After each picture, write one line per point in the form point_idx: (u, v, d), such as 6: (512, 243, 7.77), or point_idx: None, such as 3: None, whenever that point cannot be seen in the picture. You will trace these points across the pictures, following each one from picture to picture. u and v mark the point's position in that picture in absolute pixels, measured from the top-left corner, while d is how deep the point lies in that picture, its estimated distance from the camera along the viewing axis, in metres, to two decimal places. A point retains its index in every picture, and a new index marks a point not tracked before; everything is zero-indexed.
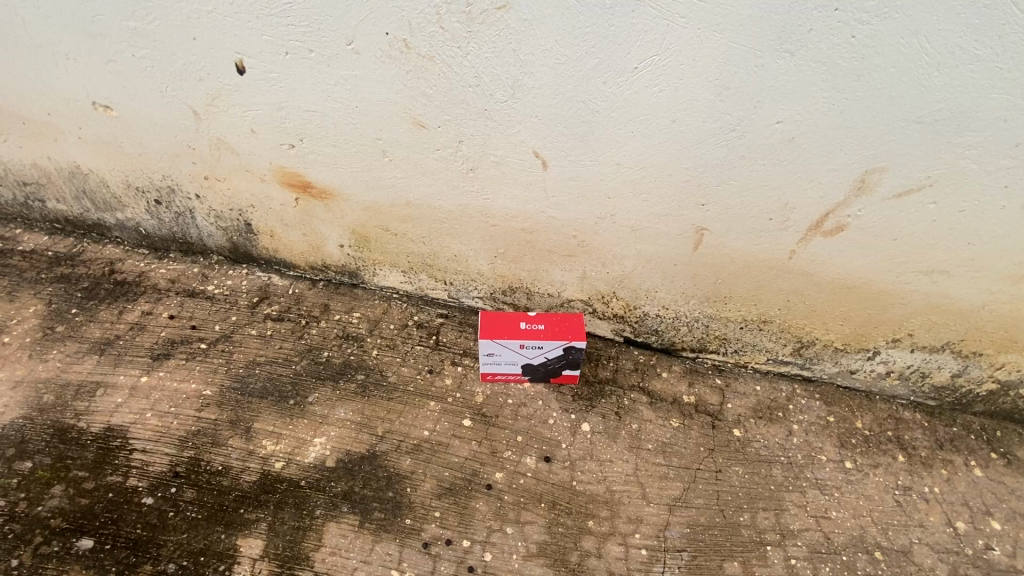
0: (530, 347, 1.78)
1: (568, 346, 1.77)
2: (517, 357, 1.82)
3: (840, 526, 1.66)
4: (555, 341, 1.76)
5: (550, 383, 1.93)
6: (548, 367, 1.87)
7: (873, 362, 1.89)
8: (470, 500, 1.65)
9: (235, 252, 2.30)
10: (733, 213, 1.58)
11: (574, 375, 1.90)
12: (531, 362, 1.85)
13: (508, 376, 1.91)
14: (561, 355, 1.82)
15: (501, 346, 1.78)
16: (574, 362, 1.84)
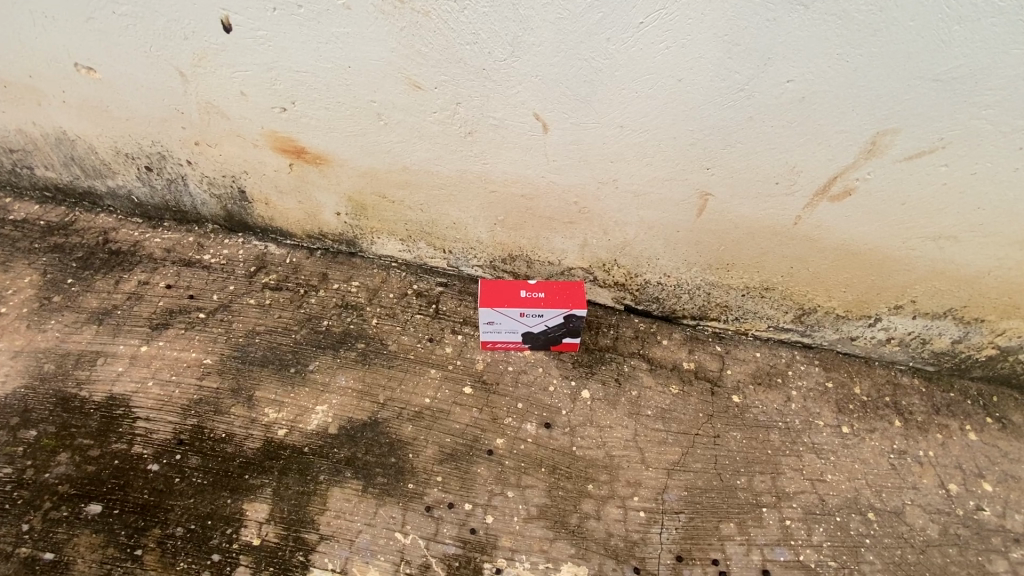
0: (530, 315, 1.77)
1: (568, 313, 1.77)
2: (516, 324, 1.82)
3: (835, 488, 1.69)
4: (554, 308, 1.75)
5: (549, 351, 1.94)
6: (548, 335, 1.86)
7: (873, 329, 1.89)
8: (472, 466, 1.67)
9: (230, 221, 2.26)
10: (738, 178, 1.54)
11: (574, 343, 1.90)
12: (531, 330, 1.84)
13: (508, 344, 1.91)
14: (561, 322, 1.81)
15: (501, 314, 1.77)
16: (574, 329, 1.84)
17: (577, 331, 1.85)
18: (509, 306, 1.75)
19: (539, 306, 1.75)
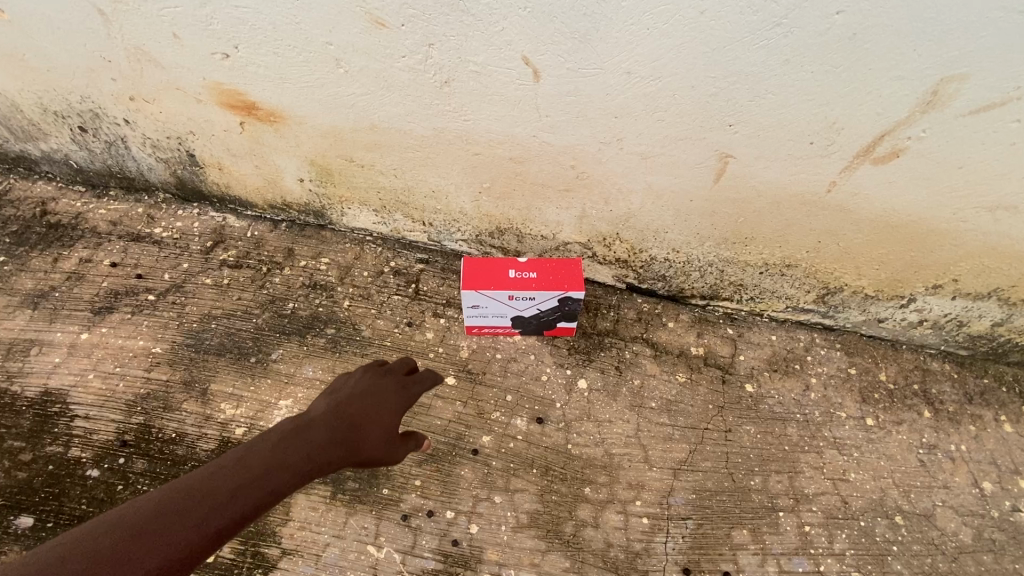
0: (519, 298, 1.55)
1: (563, 296, 1.54)
2: (504, 308, 1.60)
3: (859, 489, 1.52)
4: (547, 290, 1.53)
5: (542, 337, 1.73)
6: (541, 319, 1.65)
7: (905, 311, 1.68)
8: (454, 468, 1.49)
9: (182, 189, 2.00)
10: (766, 136, 1.29)
11: (570, 327, 1.69)
12: (521, 314, 1.63)
13: (496, 329, 1.70)
14: (555, 306, 1.59)
15: (487, 298, 1.55)
16: (570, 313, 1.62)
17: (574, 315, 1.63)
18: (495, 288, 1.52)
19: (529, 288, 1.52)
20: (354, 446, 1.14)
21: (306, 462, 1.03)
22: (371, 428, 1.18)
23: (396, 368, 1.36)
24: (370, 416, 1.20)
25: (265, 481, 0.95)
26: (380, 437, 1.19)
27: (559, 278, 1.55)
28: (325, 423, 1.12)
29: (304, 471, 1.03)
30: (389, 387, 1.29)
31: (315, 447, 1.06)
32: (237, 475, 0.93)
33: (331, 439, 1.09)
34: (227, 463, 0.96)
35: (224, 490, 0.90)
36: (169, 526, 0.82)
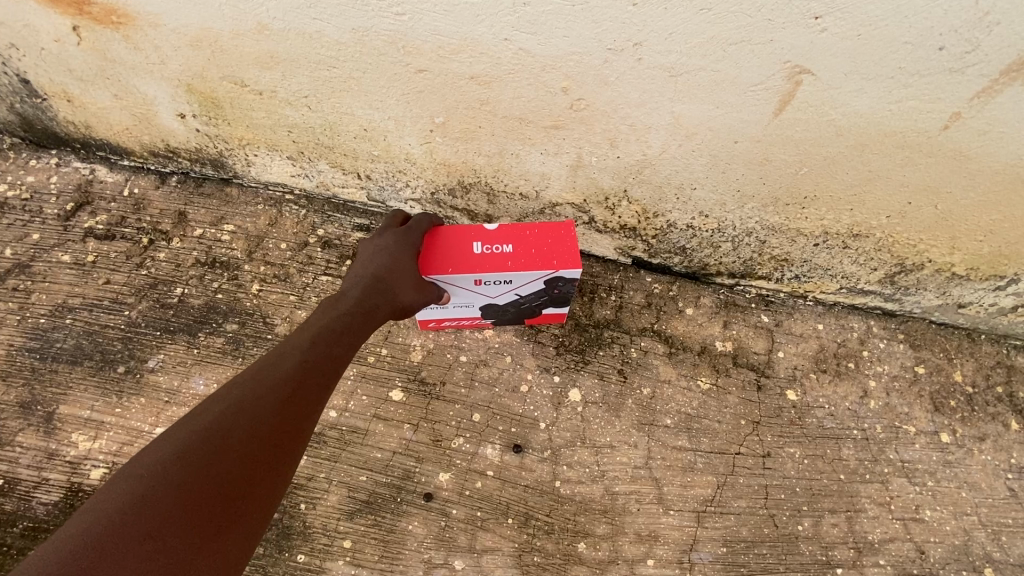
0: (490, 282, 1.07)
1: (552, 276, 1.07)
2: (469, 296, 1.12)
3: (936, 533, 1.15)
4: (530, 271, 1.05)
5: (521, 326, 1.30)
6: (520, 306, 1.19)
7: (1000, 293, 1.27)
8: (400, 521, 1.08)
9: (30, 130, 1.46)
10: (869, 38, 0.82)
11: (561, 313, 1.25)
12: (493, 301, 1.16)
13: (460, 320, 1.24)
14: (541, 289, 1.13)
15: (443, 286, 1.06)
16: (561, 297, 1.17)
17: (566, 300, 1.18)
18: (454, 272, 1.03)
19: (504, 269, 1.04)
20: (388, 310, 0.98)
21: (345, 355, 0.88)
22: (397, 284, 0.99)
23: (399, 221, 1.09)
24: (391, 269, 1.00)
25: (300, 400, 0.78)
26: (410, 291, 0.99)
27: (545, 250, 1.07)
28: (348, 307, 0.94)
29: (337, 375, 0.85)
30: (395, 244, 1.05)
31: (343, 331, 0.90)
32: (264, 402, 0.74)
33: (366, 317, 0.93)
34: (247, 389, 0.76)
35: (259, 432, 0.71)
36: (201, 511, 0.62)
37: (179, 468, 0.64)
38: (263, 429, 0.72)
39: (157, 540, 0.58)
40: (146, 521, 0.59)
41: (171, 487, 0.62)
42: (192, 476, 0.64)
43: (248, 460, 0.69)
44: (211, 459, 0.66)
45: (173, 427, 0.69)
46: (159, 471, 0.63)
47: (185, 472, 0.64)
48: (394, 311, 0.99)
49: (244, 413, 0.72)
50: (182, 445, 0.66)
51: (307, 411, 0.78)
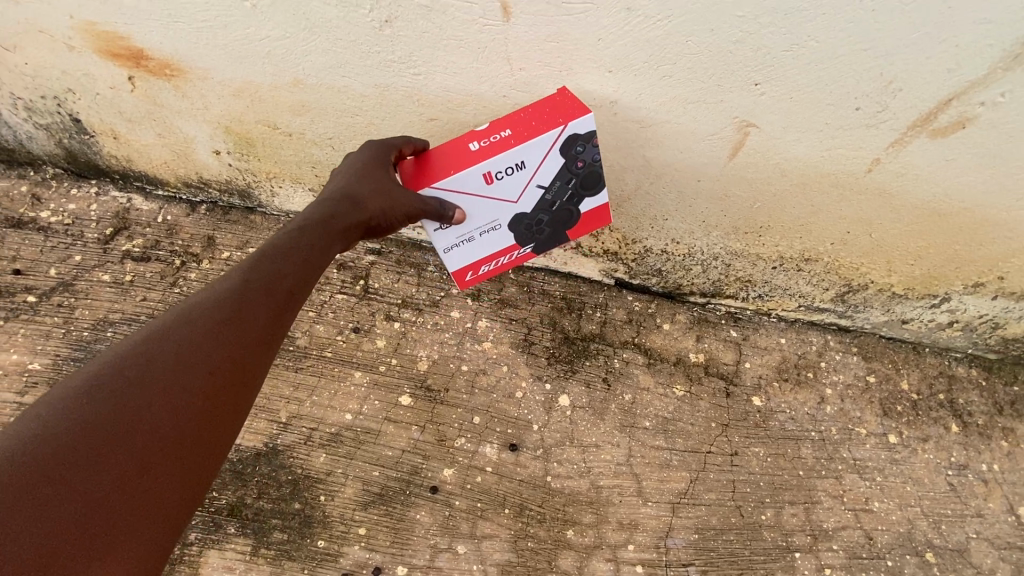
0: (501, 172, 1.06)
1: (564, 141, 1.04)
2: (489, 204, 1.11)
3: (883, 521, 1.30)
4: (535, 141, 1.02)
5: (568, 239, 1.23)
6: (551, 209, 1.15)
7: (935, 311, 1.45)
8: (408, 511, 1.22)
9: (74, 162, 1.63)
10: (800, 101, 1.01)
11: (601, 211, 1.18)
12: (520, 208, 1.13)
13: (495, 254, 1.22)
14: (562, 171, 1.08)
15: (456, 199, 1.08)
16: (588, 176, 1.10)
17: (597, 177, 1.11)
18: (456, 173, 1.03)
19: (505, 150, 1.03)
20: (358, 228, 0.97)
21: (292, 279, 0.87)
22: (366, 198, 0.97)
23: (379, 142, 1.07)
24: (350, 191, 0.98)
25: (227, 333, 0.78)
26: (376, 208, 0.98)
27: (547, 117, 1.03)
28: (302, 225, 0.93)
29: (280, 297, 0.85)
30: (359, 166, 1.03)
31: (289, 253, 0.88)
32: (184, 341, 0.75)
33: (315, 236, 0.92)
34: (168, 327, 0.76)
35: (182, 367, 0.73)
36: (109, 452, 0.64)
37: (86, 410, 0.66)
38: (189, 362, 0.74)
39: (59, 484, 0.60)
40: (47, 466, 0.60)
41: (78, 428, 0.64)
42: (100, 417, 0.66)
43: (167, 396, 0.70)
44: (123, 398, 0.68)
45: (87, 366, 0.70)
46: (63, 414, 0.65)
47: (93, 414, 0.66)
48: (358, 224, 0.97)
49: (166, 352, 0.74)
50: (88, 386, 0.68)
51: (246, 345, 0.79)
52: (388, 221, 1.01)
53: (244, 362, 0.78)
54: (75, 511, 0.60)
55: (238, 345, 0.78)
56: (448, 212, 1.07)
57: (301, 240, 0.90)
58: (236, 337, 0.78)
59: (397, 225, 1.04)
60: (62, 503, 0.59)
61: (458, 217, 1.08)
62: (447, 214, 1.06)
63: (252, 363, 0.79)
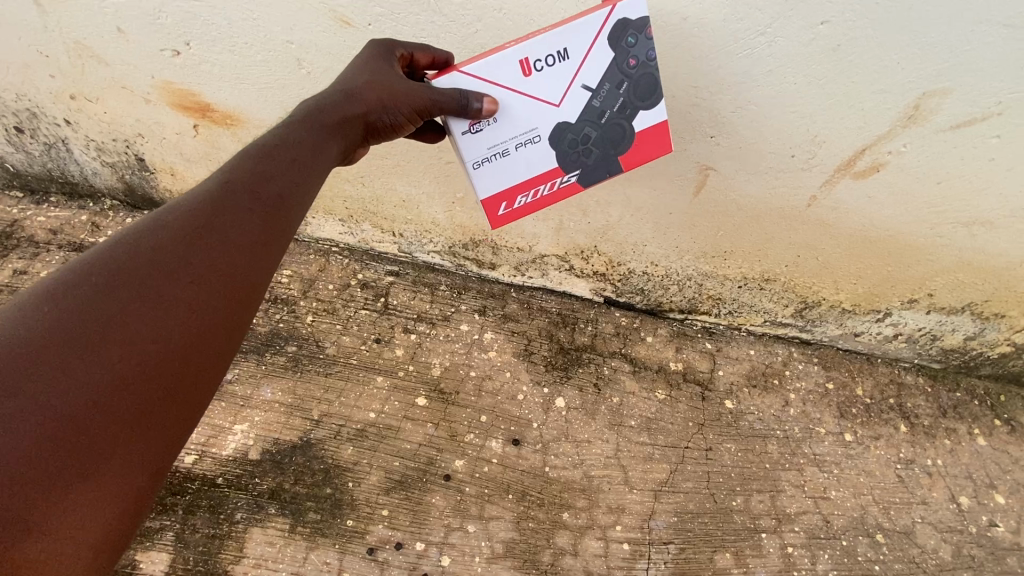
0: (542, 60, 0.96)
1: (613, 27, 0.96)
2: (530, 100, 1.00)
3: (839, 507, 1.49)
4: (583, 22, 0.94)
5: (618, 169, 1.12)
6: (600, 120, 1.04)
7: (881, 325, 1.67)
8: (425, 495, 1.40)
9: (130, 195, 1.86)
10: (748, 150, 1.26)
11: (654, 126, 1.07)
12: (563, 115, 1.03)
13: (534, 179, 1.10)
14: (611, 69, 1.00)
15: (490, 85, 0.97)
16: (642, 80, 1.01)
17: (651, 83, 1.02)
18: (495, 53, 0.94)
19: (548, 31, 0.94)
20: (355, 119, 0.97)
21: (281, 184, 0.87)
22: (366, 89, 0.96)
23: (402, 41, 1.06)
24: (348, 92, 0.96)
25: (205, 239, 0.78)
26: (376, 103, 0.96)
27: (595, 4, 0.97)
28: (296, 131, 0.93)
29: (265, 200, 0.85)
30: (359, 69, 1.00)
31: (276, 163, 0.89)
32: (160, 250, 0.74)
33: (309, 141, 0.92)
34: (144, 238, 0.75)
35: (165, 277, 0.73)
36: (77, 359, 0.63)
37: (56, 316, 0.65)
38: (170, 272, 0.73)
39: (22, 395, 0.59)
40: (16, 373, 0.60)
41: (48, 335, 0.63)
42: (72, 325, 0.65)
43: (148, 306, 0.70)
44: (99, 305, 0.67)
45: (55, 272, 0.69)
46: (32, 319, 0.64)
47: (65, 319, 0.65)
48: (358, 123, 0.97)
49: (144, 261, 0.73)
50: (55, 293, 0.66)
51: (234, 260, 0.78)
52: (391, 115, 0.98)
53: (234, 275, 0.78)
54: (54, 420, 0.60)
55: (225, 257, 0.78)
56: (476, 101, 0.96)
57: (285, 152, 0.90)
58: (223, 251, 0.78)
59: (403, 125, 1.00)
60: (36, 412, 0.59)
61: (488, 107, 0.97)
62: (472, 104, 0.95)
63: (245, 278, 0.79)
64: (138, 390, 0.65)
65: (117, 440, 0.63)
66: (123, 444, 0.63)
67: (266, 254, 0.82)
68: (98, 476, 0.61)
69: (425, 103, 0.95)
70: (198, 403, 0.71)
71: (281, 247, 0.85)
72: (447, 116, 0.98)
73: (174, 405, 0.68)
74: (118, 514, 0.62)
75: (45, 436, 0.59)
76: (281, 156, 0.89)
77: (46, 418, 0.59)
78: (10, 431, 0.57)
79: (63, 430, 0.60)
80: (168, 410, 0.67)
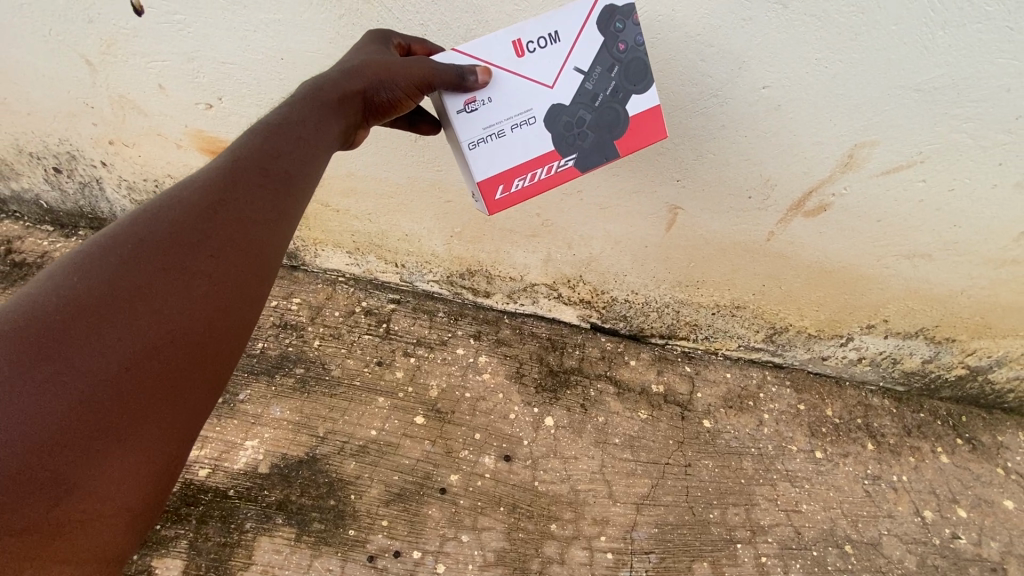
0: (534, 42, 1.02)
1: (601, 12, 1.03)
2: (526, 83, 1.04)
3: (810, 519, 1.59)
4: (571, 8, 1.02)
5: (616, 154, 1.14)
6: (594, 103, 1.08)
7: (845, 349, 1.80)
8: (422, 507, 1.50)
9: None
10: (710, 192, 1.44)
11: (647, 111, 1.11)
12: (557, 97, 1.07)
13: (529, 162, 1.10)
14: (602, 53, 1.06)
15: (488, 64, 1.01)
16: (632, 63, 1.07)
17: (640, 67, 1.08)
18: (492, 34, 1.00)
19: (538, 16, 1.01)
20: (355, 95, 0.98)
21: (291, 160, 0.89)
22: (365, 67, 0.99)
23: (402, 34, 1.14)
24: (351, 71, 0.99)
25: (222, 214, 0.80)
26: (376, 82, 0.99)
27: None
28: (303, 107, 0.95)
29: (277, 176, 0.87)
30: (364, 54, 1.04)
31: (287, 138, 0.90)
32: (179, 223, 0.77)
33: (315, 118, 0.94)
34: (164, 211, 0.78)
35: (183, 249, 0.75)
36: (102, 327, 0.66)
37: (82, 287, 0.68)
38: (189, 244, 0.76)
39: (56, 362, 0.63)
40: (45, 343, 0.63)
41: (75, 305, 0.67)
42: (97, 295, 0.68)
43: (169, 277, 0.72)
44: (122, 277, 0.70)
45: (81, 246, 0.73)
46: (60, 291, 0.67)
47: (90, 290, 0.68)
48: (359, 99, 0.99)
49: (163, 235, 0.75)
50: (82, 265, 0.70)
51: (249, 232, 0.80)
52: (389, 89, 0.99)
53: (250, 247, 0.80)
54: (84, 388, 0.63)
55: (241, 230, 0.80)
56: (471, 72, 0.99)
57: (293, 129, 0.92)
58: (238, 224, 0.80)
59: (402, 100, 1.00)
60: (67, 379, 0.62)
61: (482, 78, 0.99)
62: (468, 74, 0.98)
63: (262, 250, 0.81)
64: (161, 358, 0.68)
65: (144, 406, 0.65)
66: (150, 411, 0.66)
67: (280, 227, 0.84)
68: (129, 441, 0.64)
69: (424, 74, 0.96)
70: (221, 373, 0.73)
71: (294, 220, 0.87)
72: (443, 92, 1.00)
73: (198, 374, 0.70)
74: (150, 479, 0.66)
75: (77, 403, 0.62)
76: (289, 133, 0.91)
77: (76, 385, 0.63)
78: (47, 397, 0.61)
79: (93, 396, 0.63)
80: (192, 379, 0.70)
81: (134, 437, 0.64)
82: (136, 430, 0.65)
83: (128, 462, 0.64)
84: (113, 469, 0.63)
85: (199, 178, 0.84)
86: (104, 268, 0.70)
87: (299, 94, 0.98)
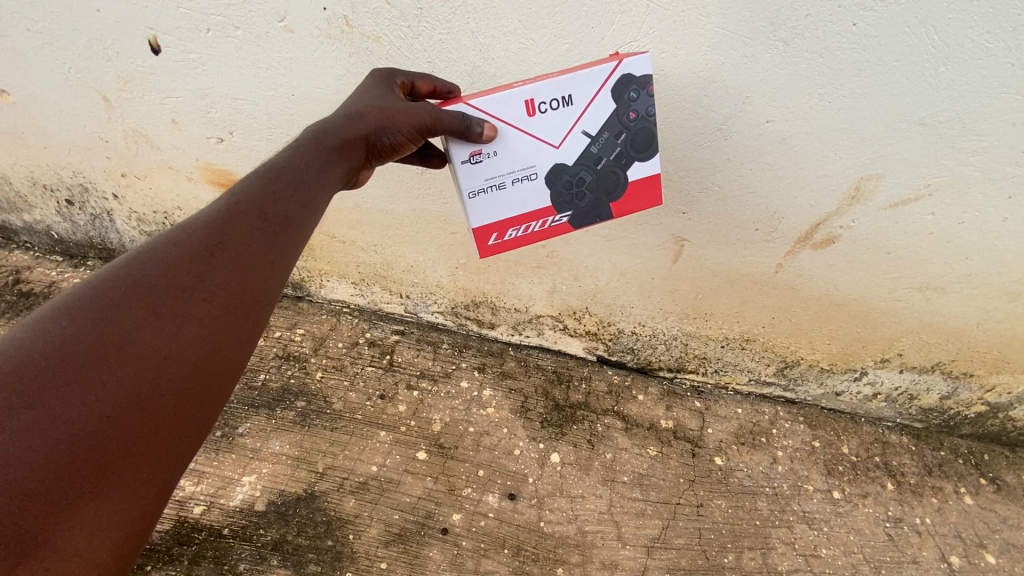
0: (546, 104, 1.01)
1: (616, 81, 1.02)
2: (532, 142, 1.04)
3: (830, 565, 1.51)
4: (588, 74, 1.00)
5: (609, 215, 1.15)
6: (596, 166, 1.09)
7: (860, 384, 1.75)
8: (423, 549, 1.45)
9: None
10: (716, 224, 1.44)
11: (647, 177, 1.12)
12: (561, 157, 1.07)
13: (526, 214, 1.12)
14: (612, 120, 1.05)
15: (495, 120, 1.01)
16: (639, 133, 1.07)
17: (647, 137, 1.07)
18: (503, 91, 0.99)
19: (555, 78, 1.00)
20: (356, 140, 0.99)
21: (291, 203, 0.90)
22: (366, 112, 1.01)
23: (404, 72, 1.16)
24: (353, 114, 1.00)
25: (218, 257, 0.79)
26: (377, 125, 1.00)
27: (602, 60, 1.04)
28: (302, 150, 0.95)
29: (275, 219, 0.87)
30: (367, 98, 1.06)
31: (286, 182, 0.91)
32: (174, 267, 0.76)
33: (314, 161, 0.95)
34: (158, 253, 0.77)
35: (178, 293, 0.74)
36: (87, 374, 0.64)
37: (72, 329, 0.66)
38: (184, 288, 0.75)
39: (38, 410, 0.60)
40: (29, 388, 0.61)
41: (60, 348, 0.64)
42: (87, 339, 0.66)
43: (162, 321, 0.71)
44: (113, 321, 0.69)
45: (72, 286, 0.71)
46: (48, 333, 0.65)
47: (80, 333, 0.66)
48: (360, 142, 1.00)
49: (157, 277, 0.74)
50: (71, 306, 0.68)
51: (245, 276, 0.80)
52: (390, 134, 1.01)
53: (245, 292, 0.80)
54: (64, 438, 0.60)
55: (236, 273, 0.80)
56: (477, 126, 0.98)
57: (294, 171, 0.92)
58: (234, 268, 0.80)
59: (403, 144, 1.02)
60: (50, 427, 0.60)
61: (488, 133, 1.00)
62: (475, 127, 0.98)
63: (254, 295, 0.80)
64: (147, 407, 0.66)
65: (126, 456, 0.64)
66: (131, 461, 0.64)
67: (275, 271, 0.84)
68: (106, 493, 0.62)
69: (426, 121, 0.98)
70: (205, 420, 0.72)
71: (290, 262, 0.87)
72: (449, 139, 1.01)
73: (182, 422, 0.69)
74: (125, 533, 0.63)
75: (56, 452, 0.60)
76: (290, 176, 0.92)
77: (60, 434, 0.60)
78: (26, 446, 0.58)
79: (75, 446, 0.61)
80: (176, 427, 0.69)
81: (111, 489, 0.62)
82: (115, 479, 0.63)
83: (101, 516, 0.61)
84: (88, 524, 0.60)
85: (196, 219, 0.83)
86: (93, 311, 0.69)
87: (299, 138, 0.99)
